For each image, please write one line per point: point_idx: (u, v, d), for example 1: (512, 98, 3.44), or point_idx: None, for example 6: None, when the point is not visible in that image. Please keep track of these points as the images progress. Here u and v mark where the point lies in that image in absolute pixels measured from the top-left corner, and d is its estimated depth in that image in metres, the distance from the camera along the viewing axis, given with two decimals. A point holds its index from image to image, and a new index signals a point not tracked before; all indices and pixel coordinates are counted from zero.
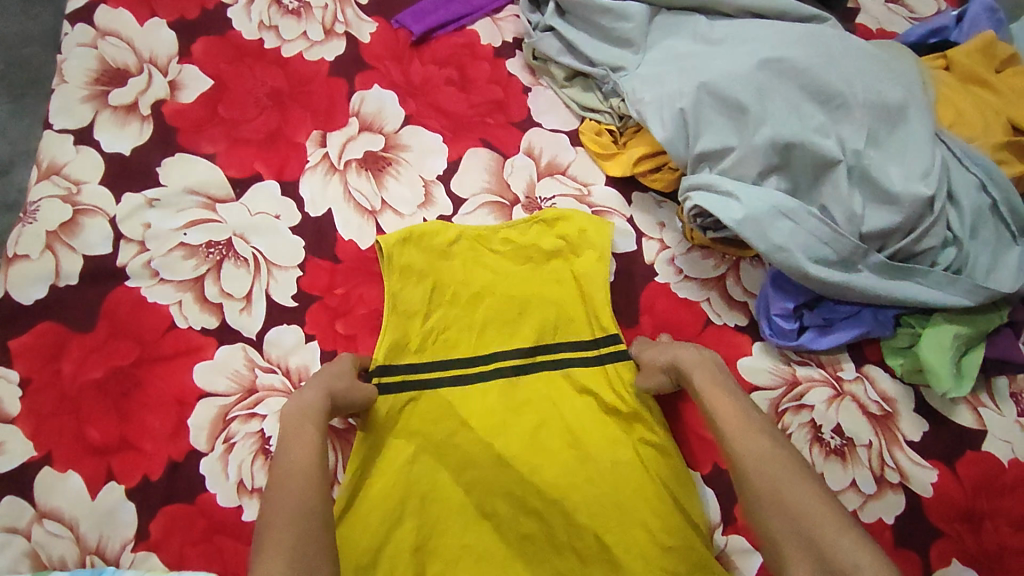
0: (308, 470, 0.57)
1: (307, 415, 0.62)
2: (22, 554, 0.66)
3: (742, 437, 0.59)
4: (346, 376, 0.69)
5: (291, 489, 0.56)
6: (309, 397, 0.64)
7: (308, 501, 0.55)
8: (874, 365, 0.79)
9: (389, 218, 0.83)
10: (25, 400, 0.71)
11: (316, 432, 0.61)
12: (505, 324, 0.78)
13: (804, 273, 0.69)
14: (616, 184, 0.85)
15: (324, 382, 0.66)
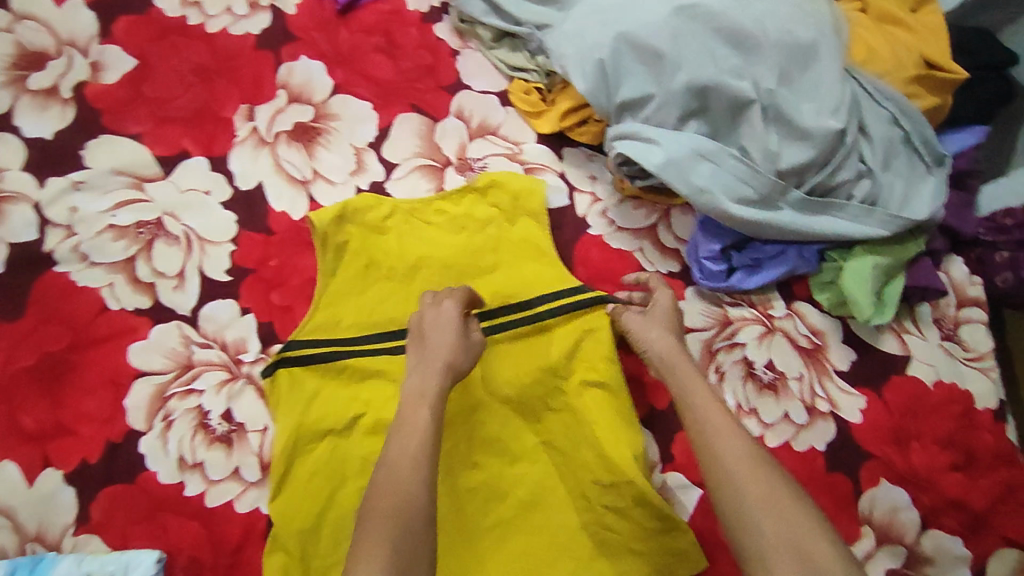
0: (418, 462, 0.56)
1: (424, 399, 0.61)
2: None
3: (729, 439, 0.58)
4: (455, 338, 0.66)
5: (398, 478, 0.55)
6: (427, 376, 0.63)
7: (413, 495, 0.54)
8: (803, 302, 0.82)
9: (321, 187, 0.81)
10: None
11: (431, 418, 0.60)
12: (440, 292, 0.77)
13: (727, 212, 0.71)
14: (547, 141, 0.85)
15: (441, 355, 0.64)
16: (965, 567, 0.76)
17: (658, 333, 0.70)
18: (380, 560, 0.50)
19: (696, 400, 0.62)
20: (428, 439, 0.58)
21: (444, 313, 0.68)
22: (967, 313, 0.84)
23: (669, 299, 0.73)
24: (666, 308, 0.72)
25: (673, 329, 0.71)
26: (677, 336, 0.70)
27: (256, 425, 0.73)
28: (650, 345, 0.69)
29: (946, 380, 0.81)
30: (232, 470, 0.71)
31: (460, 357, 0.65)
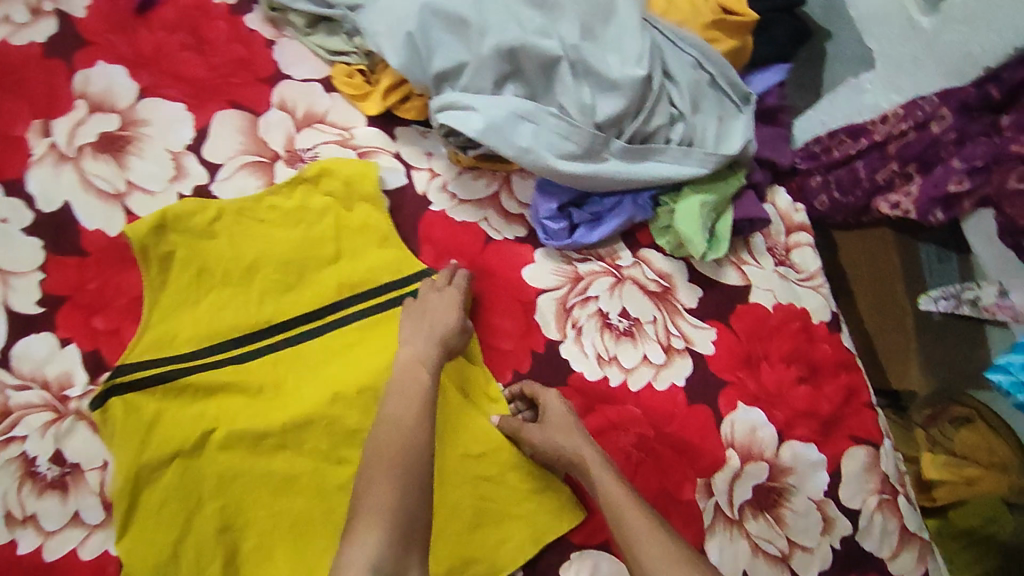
0: (418, 418, 0.65)
1: (423, 362, 0.68)
2: None
3: (657, 543, 0.62)
4: (455, 316, 0.71)
5: (403, 433, 0.63)
6: (422, 346, 0.69)
7: (415, 447, 0.63)
8: (648, 249, 0.85)
9: (137, 198, 0.75)
10: None
11: (429, 381, 0.67)
12: (283, 291, 0.75)
13: (554, 169, 0.73)
14: (378, 122, 0.83)
15: (439, 330, 0.70)
16: (821, 470, 0.82)
17: (563, 437, 0.71)
18: (388, 499, 0.59)
19: (614, 501, 0.66)
20: (427, 400, 0.66)
21: (449, 295, 0.73)
22: (796, 238, 0.91)
23: (556, 399, 0.74)
24: (557, 410, 0.73)
25: (573, 427, 0.72)
26: (580, 432, 0.71)
27: (94, 463, 0.67)
28: (560, 453, 0.70)
29: (784, 302, 0.87)
30: (70, 516, 0.65)
31: (455, 335, 0.71)
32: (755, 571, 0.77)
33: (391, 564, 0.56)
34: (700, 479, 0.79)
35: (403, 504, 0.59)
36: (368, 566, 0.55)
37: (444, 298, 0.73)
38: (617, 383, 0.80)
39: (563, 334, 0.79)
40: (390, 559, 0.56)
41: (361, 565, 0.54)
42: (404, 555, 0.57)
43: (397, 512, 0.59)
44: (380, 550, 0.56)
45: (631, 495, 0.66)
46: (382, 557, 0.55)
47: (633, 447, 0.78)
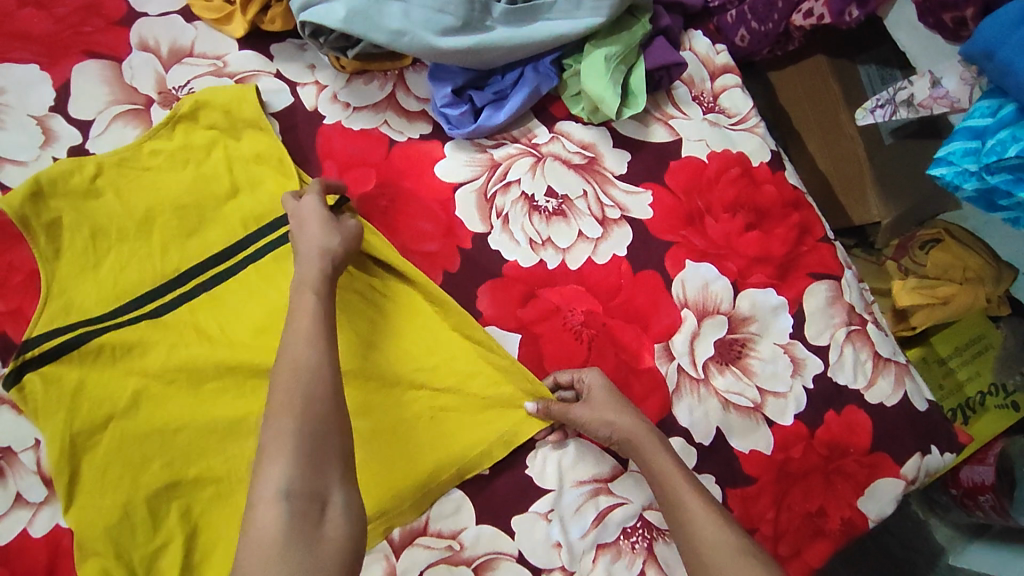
0: (310, 339, 0.57)
1: (307, 285, 0.61)
2: None
3: (707, 519, 0.60)
4: (322, 223, 0.65)
5: (295, 358, 0.55)
6: (306, 265, 0.62)
7: (311, 364, 0.55)
8: (564, 122, 0.81)
9: (10, 171, 0.71)
10: None
11: (316, 298, 0.60)
12: (187, 236, 0.70)
13: (434, 48, 0.70)
14: (251, 45, 0.78)
15: (314, 243, 0.64)
16: (783, 313, 0.79)
17: (614, 416, 0.66)
18: (288, 424, 0.52)
19: (667, 476, 0.63)
20: (320, 318, 0.59)
21: (308, 206, 0.66)
22: (722, 82, 0.86)
23: (599, 376, 0.69)
24: (602, 386, 0.69)
25: (621, 403, 0.67)
26: (629, 407, 0.68)
27: (26, 443, 0.63)
28: (610, 431, 0.66)
29: (718, 149, 0.82)
30: (14, 498, 0.62)
31: (333, 239, 0.64)
32: (729, 427, 0.74)
33: (305, 486, 0.50)
34: (658, 344, 0.75)
35: (309, 425, 0.52)
36: (279, 495, 0.49)
37: (304, 206, 0.66)
38: (556, 265, 0.75)
39: (489, 225, 0.75)
40: (303, 481, 0.50)
41: (271, 497, 0.49)
42: (321, 474, 0.51)
43: (302, 427, 0.52)
44: (290, 476, 0.50)
45: (683, 471, 0.64)
46: (293, 481, 0.49)
47: (582, 326, 0.74)
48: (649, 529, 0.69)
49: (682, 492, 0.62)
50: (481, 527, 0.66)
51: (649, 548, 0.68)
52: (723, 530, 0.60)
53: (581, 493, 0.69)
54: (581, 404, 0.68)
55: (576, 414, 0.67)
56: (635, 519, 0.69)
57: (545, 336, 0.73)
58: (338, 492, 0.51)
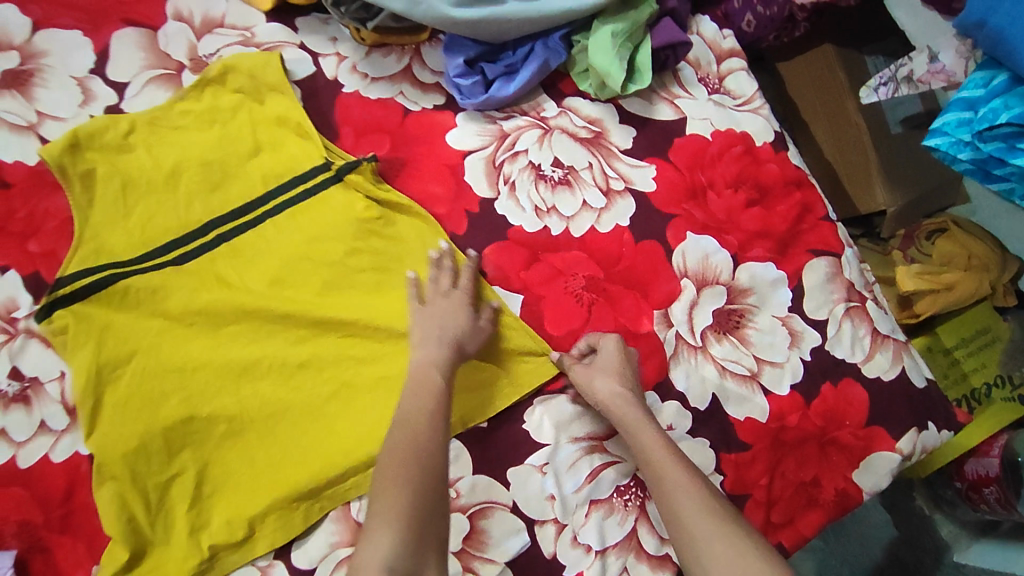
0: (428, 414, 0.62)
1: (433, 364, 0.65)
2: None
3: (692, 496, 0.59)
4: (463, 313, 0.69)
5: (415, 436, 0.60)
6: (436, 348, 0.66)
7: (427, 441, 0.60)
8: (573, 97, 0.84)
9: (50, 125, 0.76)
10: None
11: (442, 381, 0.64)
12: (211, 190, 0.74)
13: (450, 18, 0.75)
14: (277, 18, 0.83)
15: (451, 331, 0.67)
16: (782, 287, 0.79)
17: (603, 382, 0.67)
18: (400, 498, 0.57)
19: (651, 453, 0.63)
20: (441, 399, 0.63)
21: (455, 300, 0.69)
22: (728, 65, 0.88)
23: (612, 343, 0.70)
24: (610, 354, 0.70)
25: (621, 374, 0.68)
26: (627, 380, 0.68)
27: (52, 374, 0.66)
28: (596, 398, 0.67)
29: (722, 128, 0.84)
30: (38, 425, 0.65)
31: (470, 337, 0.68)
32: (724, 395, 0.75)
33: (407, 564, 0.55)
34: (657, 310, 0.76)
35: (417, 502, 0.57)
36: (383, 569, 0.53)
37: (453, 301, 0.69)
38: (560, 231, 0.77)
39: (496, 191, 0.78)
40: (407, 560, 0.55)
41: (377, 568, 0.53)
42: (421, 555, 0.56)
43: (412, 508, 0.57)
44: (394, 551, 0.54)
45: (670, 447, 0.63)
46: (396, 558, 0.54)
47: (584, 290, 0.76)
48: (642, 488, 0.69)
49: (667, 464, 0.62)
50: (477, 476, 0.67)
51: (640, 506, 0.68)
52: (706, 506, 0.59)
53: (576, 449, 0.69)
54: (582, 366, 0.70)
55: (576, 376, 0.69)
56: (628, 478, 0.69)
57: (548, 297, 0.75)
58: (430, 571, 0.57)
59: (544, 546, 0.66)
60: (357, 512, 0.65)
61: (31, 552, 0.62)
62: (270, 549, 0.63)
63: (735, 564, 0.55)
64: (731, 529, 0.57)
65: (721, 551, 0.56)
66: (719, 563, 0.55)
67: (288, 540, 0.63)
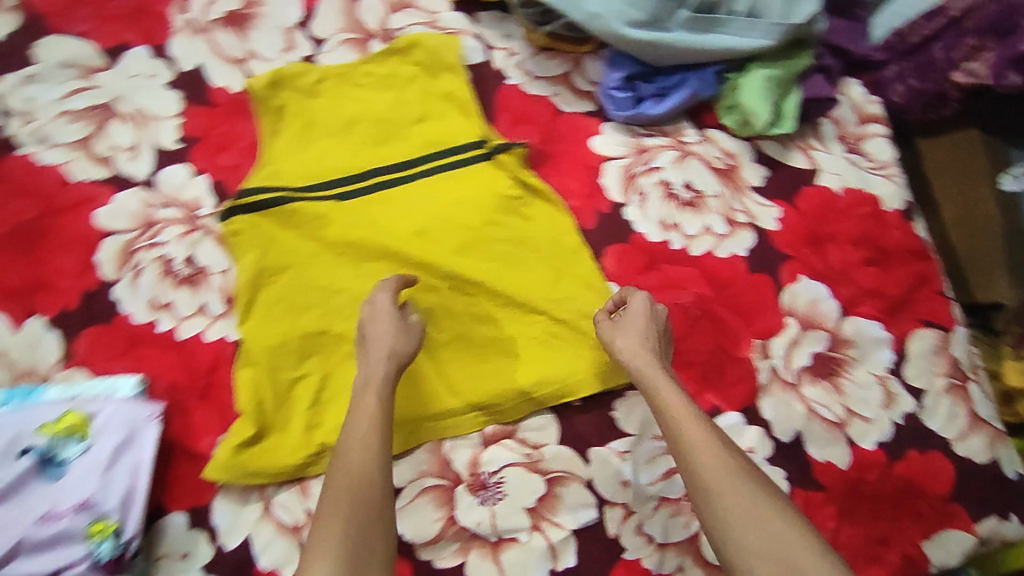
0: (366, 440, 0.62)
1: (371, 384, 0.67)
2: None
3: (707, 449, 0.59)
4: (394, 327, 0.70)
5: (351, 464, 0.61)
6: (374, 364, 0.68)
7: (366, 465, 0.61)
8: (714, 130, 0.87)
9: (256, 63, 0.88)
10: None
11: (379, 401, 0.65)
12: (378, 144, 0.83)
13: (618, 36, 0.82)
14: (462, 8, 0.92)
15: (386, 344, 0.69)
16: (886, 348, 0.80)
17: (624, 340, 0.69)
18: (336, 528, 0.57)
19: (669, 408, 0.63)
20: (382, 417, 0.64)
21: (382, 304, 0.71)
22: (869, 130, 0.90)
23: (640, 303, 0.71)
24: (637, 313, 0.71)
25: (645, 333, 0.69)
26: (651, 339, 0.69)
27: (218, 268, 0.80)
28: (615, 355, 0.69)
29: (854, 187, 0.86)
30: (198, 307, 0.79)
31: (402, 340, 0.70)
32: (809, 434, 0.76)
33: None
34: (757, 339, 0.79)
35: (353, 531, 0.57)
36: None
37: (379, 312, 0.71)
38: (678, 247, 0.81)
39: (626, 198, 0.83)
40: None
41: None
42: None
43: (346, 539, 0.56)
44: None
45: (688, 402, 0.63)
46: None
47: (691, 305, 0.79)
48: None
49: (682, 418, 0.62)
50: (561, 447, 0.73)
51: None
52: (722, 458, 0.59)
53: (655, 446, 0.73)
54: (611, 324, 0.71)
55: (605, 331, 0.71)
56: None
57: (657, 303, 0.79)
58: None
59: (609, 526, 0.70)
60: (447, 448, 0.74)
61: (175, 408, 0.76)
62: None
63: (747, 516, 0.55)
64: (745, 484, 0.57)
65: (734, 500, 0.56)
66: (731, 514, 0.56)
67: None
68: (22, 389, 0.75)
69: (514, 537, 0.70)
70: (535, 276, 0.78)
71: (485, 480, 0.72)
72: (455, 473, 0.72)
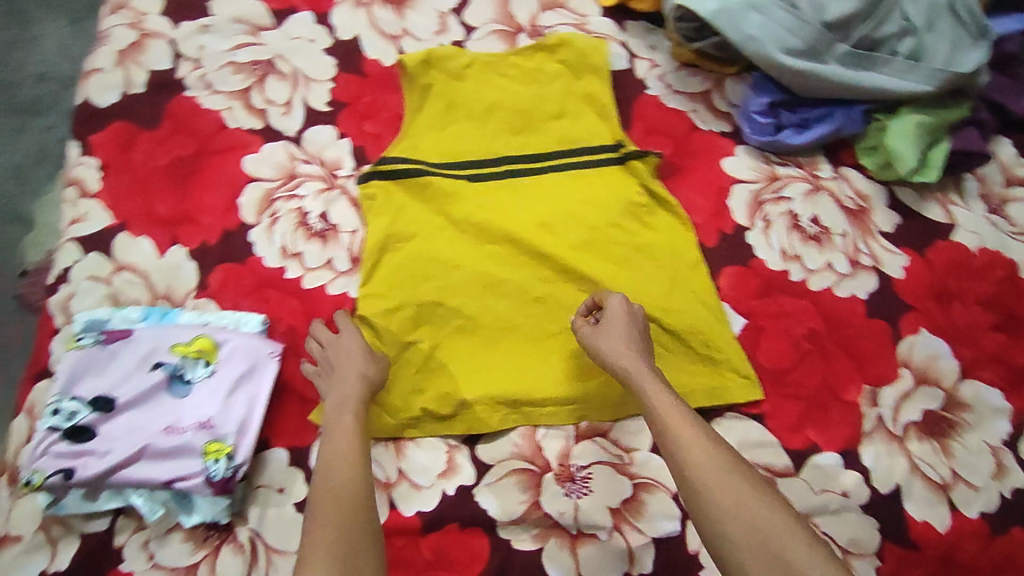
0: (344, 454, 0.65)
1: (346, 405, 0.70)
2: (105, 297, 0.83)
3: (699, 448, 0.59)
4: (362, 355, 0.74)
5: (329, 477, 0.63)
6: (348, 388, 0.71)
7: (347, 473, 0.64)
8: (849, 168, 0.86)
9: (409, 42, 0.92)
10: (106, 181, 0.87)
11: (355, 419, 0.68)
12: (515, 134, 0.86)
13: (773, 61, 0.81)
14: (612, 14, 0.93)
15: (357, 369, 0.72)
16: (1002, 418, 0.77)
17: (609, 344, 0.69)
18: (327, 535, 0.59)
19: (659, 408, 0.63)
20: (359, 433, 0.67)
21: (350, 340, 0.75)
22: (1017, 192, 0.86)
23: (622, 306, 0.72)
24: (618, 316, 0.71)
25: (628, 335, 0.70)
26: (635, 340, 0.70)
27: (349, 227, 0.85)
28: (603, 359, 0.69)
29: (990, 247, 0.83)
30: (326, 261, 0.83)
31: (371, 367, 0.73)
32: (907, 489, 0.74)
33: None
34: (866, 385, 0.77)
35: (344, 535, 0.59)
36: None
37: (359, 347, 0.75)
38: (797, 280, 0.81)
39: (751, 223, 0.83)
40: None
41: None
42: None
43: (338, 543, 0.58)
44: None
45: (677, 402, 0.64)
46: None
47: (802, 339, 0.78)
48: None
49: (669, 418, 0.62)
50: (652, 454, 0.76)
51: None
52: (714, 455, 0.59)
53: None
54: (592, 330, 0.72)
55: (587, 335, 0.72)
56: None
57: (767, 331, 0.79)
58: None
59: (689, 541, 0.72)
60: (540, 435, 0.76)
61: (293, 351, 0.81)
62: (463, 434, 0.76)
63: (739, 513, 0.56)
64: (740, 479, 0.58)
65: (728, 495, 0.57)
66: (724, 512, 0.56)
67: (479, 433, 0.76)
68: (158, 310, 0.81)
69: (594, 533, 0.73)
70: (648, 287, 0.79)
71: (574, 473, 0.75)
72: (545, 461, 0.75)
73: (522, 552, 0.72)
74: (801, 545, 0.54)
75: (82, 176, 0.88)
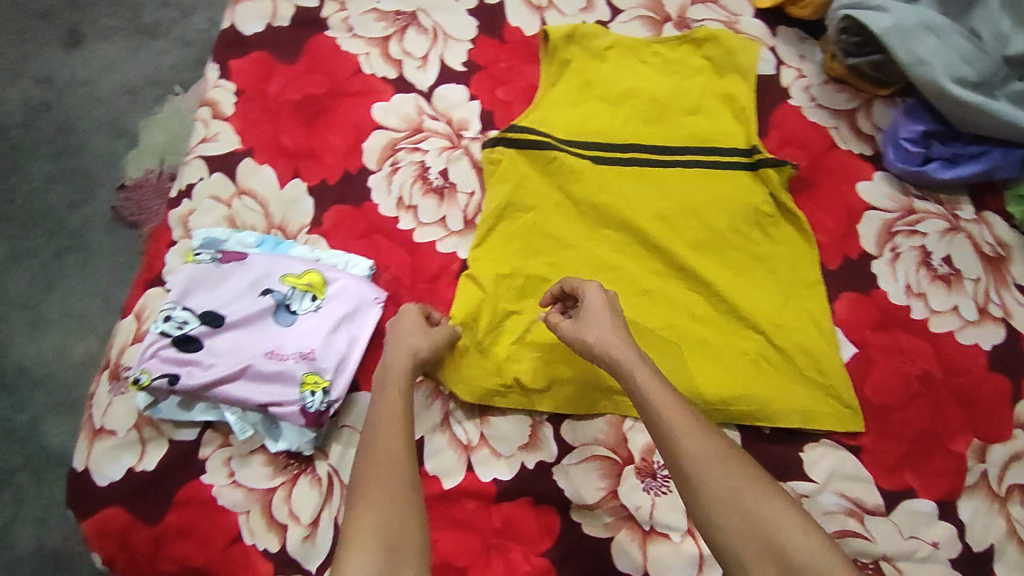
0: (389, 432, 0.63)
1: (392, 380, 0.67)
2: (222, 218, 0.85)
3: (691, 440, 0.58)
4: (416, 329, 0.71)
5: (374, 456, 0.61)
6: (394, 362, 0.68)
7: (392, 453, 0.61)
8: (993, 214, 0.82)
9: (553, 15, 0.92)
10: (239, 105, 0.89)
11: (400, 396, 0.66)
12: (647, 122, 0.84)
13: (937, 88, 0.79)
14: (763, 17, 0.91)
15: (407, 344, 0.70)
16: None
17: (595, 332, 0.66)
18: (371, 519, 0.57)
19: (648, 400, 0.61)
20: (405, 413, 0.65)
21: (406, 316, 0.72)
22: None
23: (598, 293, 0.69)
24: (598, 301, 0.69)
25: (610, 321, 0.67)
26: (619, 324, 0.67)
27: (467, 189, 0.85)
28: (588, 349, 0.66)
29: None
30: (439, 218, 0.84)
31: (424, 343, 0.70)
32: (1004, 554, 0.70)
33: None
34: (976, 440, 0.74)
35: (387, 521, 0.57)
36: None
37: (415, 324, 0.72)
38: (919, 317, 0.77)
39: (879, 252, 0.80)
40: None
41: None
42: None
43: (380, 530, 0.56)
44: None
45: (667, 390, 0.62)
46: None
47: (915, 379, 0.75)
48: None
49: (662, 407, 0.60)
50: None
51: None
52: (705, 446, 0.58)
53: (837, 502, 0.71)
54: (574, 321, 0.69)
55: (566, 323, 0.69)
56: (869, 559, 0.69)
57: (878, 364, 0.76)
58: None
59: None
60: (627, 427, 0.75)
61: (395, 300, 0.81)
62: (548, 411, 0.76)
63: (732, 505, 0.55)
64: (735, 470, 0.57)
65: (721, 486, 0.56)
66: (718, 506, 0.56)
67: (568, 412, 0.76)
68: (272, 239, 0.83)
69: (667, 534, 0.71)
70: (760, 300, 0.77)
71: (655, 471, 0.74)
72: (628, 453, 0.74)
73: (592, 538, 0.71)
74: (796, 532, 0.54)
75: (217, 97, 0.89)
